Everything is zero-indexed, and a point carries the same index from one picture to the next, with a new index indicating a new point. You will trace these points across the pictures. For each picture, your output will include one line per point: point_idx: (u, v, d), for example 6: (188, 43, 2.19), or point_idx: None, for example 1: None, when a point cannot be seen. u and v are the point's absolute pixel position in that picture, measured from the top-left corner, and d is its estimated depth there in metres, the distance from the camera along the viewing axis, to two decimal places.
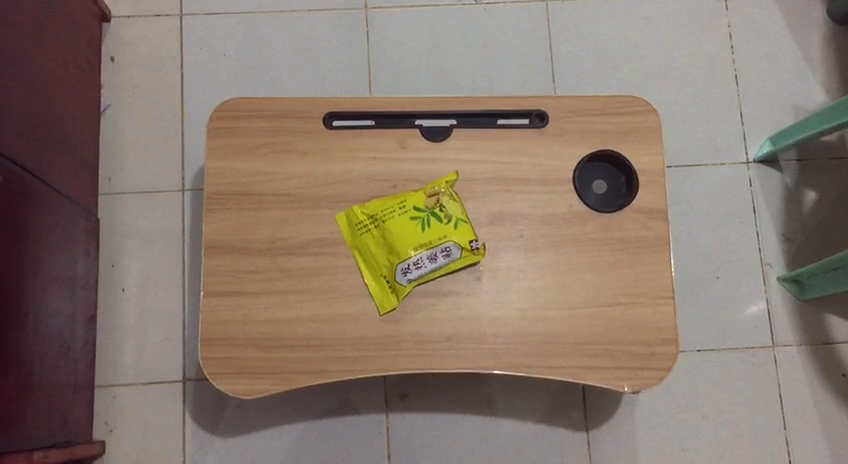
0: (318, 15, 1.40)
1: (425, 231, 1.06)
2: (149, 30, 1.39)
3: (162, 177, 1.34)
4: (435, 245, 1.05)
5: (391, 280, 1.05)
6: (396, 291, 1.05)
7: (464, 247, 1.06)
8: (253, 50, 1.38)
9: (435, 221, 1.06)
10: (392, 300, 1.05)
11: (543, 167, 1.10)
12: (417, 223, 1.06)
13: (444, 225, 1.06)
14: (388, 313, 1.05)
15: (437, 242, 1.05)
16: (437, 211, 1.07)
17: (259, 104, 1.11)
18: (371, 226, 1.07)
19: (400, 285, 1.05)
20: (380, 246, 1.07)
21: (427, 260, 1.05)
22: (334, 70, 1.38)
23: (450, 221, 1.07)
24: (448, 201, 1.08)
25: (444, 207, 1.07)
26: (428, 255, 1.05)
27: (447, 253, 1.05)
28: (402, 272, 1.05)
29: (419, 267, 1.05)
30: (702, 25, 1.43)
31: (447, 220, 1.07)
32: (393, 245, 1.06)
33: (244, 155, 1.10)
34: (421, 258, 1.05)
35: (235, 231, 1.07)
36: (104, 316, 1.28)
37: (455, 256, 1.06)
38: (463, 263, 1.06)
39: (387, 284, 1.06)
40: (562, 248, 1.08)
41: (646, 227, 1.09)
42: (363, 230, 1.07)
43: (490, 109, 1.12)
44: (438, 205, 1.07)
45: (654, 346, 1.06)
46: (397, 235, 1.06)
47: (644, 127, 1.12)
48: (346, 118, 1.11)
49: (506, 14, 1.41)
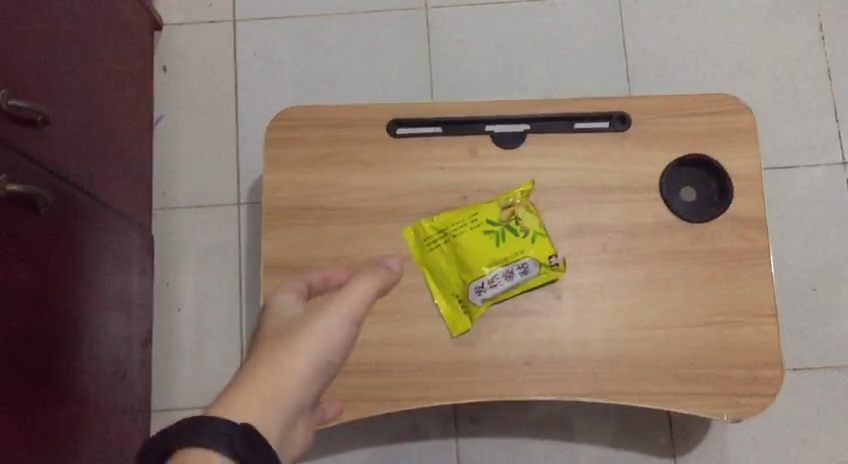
0: (376, 16, 1.32)
1: (500, 246, 0.98)
2: (201, 37, 1.33)
3: (218, 191, 1.28)
4: (511, 261, 0.98)
5: (464, 299, 0.98)
6: (470, 312, 0.98)
7: (541, 263, 0.98)
8: (309, 54, 1.31)
9: (510, 235, 0.99)
10: (466, 322, 0.98)
11: (626, 174, 1.02)
12: (492, 238, 0.99)
13: (520, 239, 0.99)
14: (461, 335, 0.98)
15: (513, 258, 0.98)
16: (514, 224, 0.99)
17: (318, 113, 1.04)
18: (442, 242, 1.00)
19: (475, 304, 0.97)
20: (451, 262, 0.99)
21: (503, 278, 0.97)
22: (394, 74, 1.30)
23: (526, 234, 0.99)
24: (524, 213, 1.00)
25: (520, 219, 0.99)
26: (503, 272, 0.97)
27: (524, 269, 0.98)
28: (477, 291, 0.97)
29: (494, 286, 0.97)
30: (790, 14, 1.31)
31: (523, 234, 0.99)
32: (466, 261, 0.98)
33: (304, 167, 1.03)
34: (496, 275, 0.97)
35: (297, 248, 1.01)
36: (160, 337, 1.23)
37: (533, 273, 0.98)
38: (542, 282, 0.98)
39: (460, 304, 0.98)
40: (649, 262, 0.99)
41: (741, 238, 0.99)
42: (433, 245, 1.00)
43: (567, 111, 1.04)
44: (514, 217, 1.00)
45: (755, 370, 0.96)
46: (470, 250, 0.98)
47: (736, 128, 1.02)
48: (411, 125, 1.04)
49: (575, 9, 1.32)
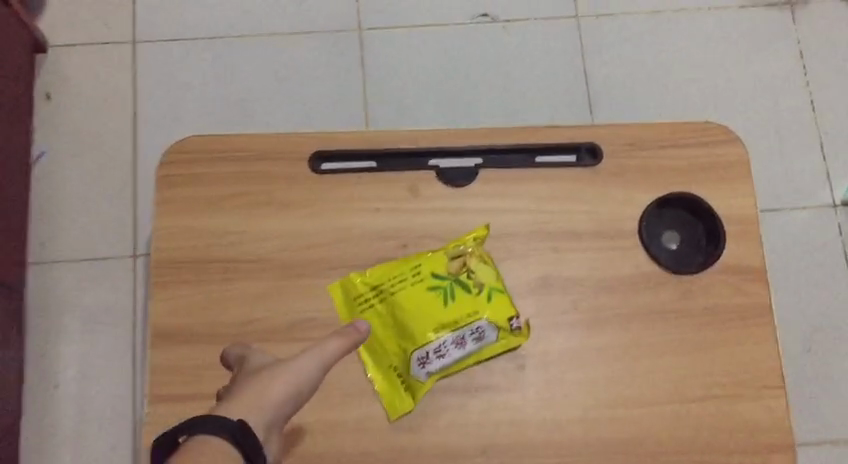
0: (302, 38, 1.14)
1: (448, 305, 0.79)
2: (94, 60, 1.13)
3: (109, 241, 1.07)
4: (462, 325, 0.79)
5: (404, 374, 0.78)
6: (412, 389, 0.78)
7: (500, 327, 0.79)
8: (222, 81, 1.12)
9: (460, 292, 0.80)
10: (407, 402, 0.78)
11: (598, 217, 0.84)
12: (438, 295, 0.80)
13: (472, 296, 0.80)
14: (400, 418, 0.78)
15: (464, 320, 0.79)
16: (465, 278, 0.81)
17: (224, 144, 0.85)
18: (376, 302, 0.81)
19: (418, 380, 0.78)
20: (388, 328, 0.80)
21: (452, 346, 0.78)
22: (322, 104, 1.12)
23: (480, 290, 0.80)
24: (477, 265, 0.81)
25: (472, 271, 0.81)
26: (453, 338, 0.78)
27: (479, 334, 0.79)
28: (420, 364, 0.78)
29: (441, 356, 0.78)
30: (767, 41, 1.17)
31: (476, 291, 0.80)
32: (406, 326, 0.79)
33: (206, 210, 0.83)
34: (444, 343, 0.78)
35: (194, 310, 0.80)
36: (30, 421, 1.00)
37: (489, 339, 0.79)
38: (500, 350, 0.79)
39: (399, 380, 0.78)
40: (630, 323, 0.81)
41: (738, 292, 0.82)
42: (364, 306, 0.81)
43: (527, 142, 0.86)
44: (465, 269, 0.81)
45: (763, 455, 0.78)
46: (411, 312, 0.79)
47: (727, 162, 0.86)
48: (338, 159, 0.85)
49: (529, 33, 1.16)
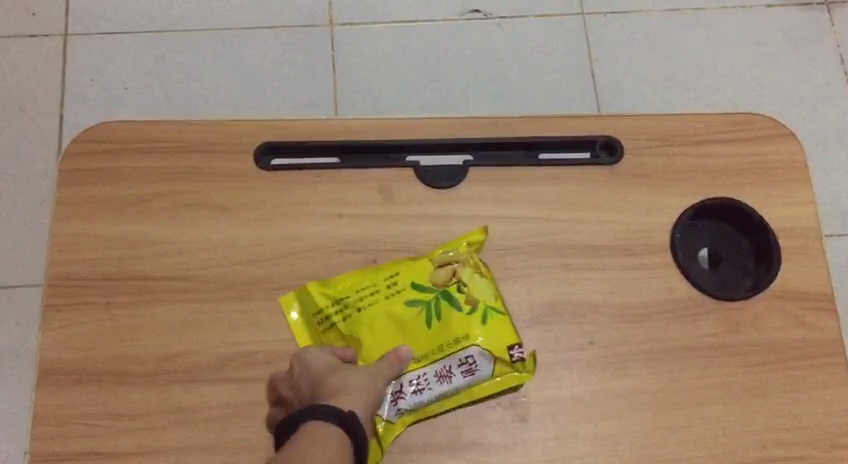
0: (263, 33, 0.98)
1: (430, 329, 0.62)
2: (18, 56, 0.96)
3: (15, 266, 0.88)
4: (448, 354, 0.61)
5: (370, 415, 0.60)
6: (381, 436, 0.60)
7: (495, 358, 0.61)
8: (168, 81, 0.96)
9: (447, 309, 0.62)
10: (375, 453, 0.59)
11: (619, 227, 0.67)
12: (417, 315, 0.62)
13: (462, 316, 0.62)
14: None
15: (449, 349, 0.61)
16: (453, 292, 0.63)
17: (147, 132, 0.67)
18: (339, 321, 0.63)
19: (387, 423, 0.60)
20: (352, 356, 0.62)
21: (432, 379, 0.61)
22: (285, 107, 0.95)
23: (473, 308, 0.62)
24: (470, 275, 0.63)
25: (464, 284, 0.63)
26: (435, 369, 0.61)
27: (468, 366, 0.61)
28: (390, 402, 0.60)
29: (417, 391, 0.61)
30: (802, 44, 1.02)
31: (468, 309, 0.62)
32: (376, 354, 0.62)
33: (119, 214, 0.65)
34: (422, 375, 0.61)
35: (97, 341, 0.61)
36: None
37: (482, 374, 0.61)
38: (496, 389, 0.61)
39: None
40: (662, 361, 0.63)
41: (800, 323, 0.64)
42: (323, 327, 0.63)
43: (529, 133, 0.69)
44: (454, 281, 0.63)
45: None
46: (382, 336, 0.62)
47: (777, 162, 0.69)
48: (292, 153, 0.68)
49: (527, 31, 1.00)
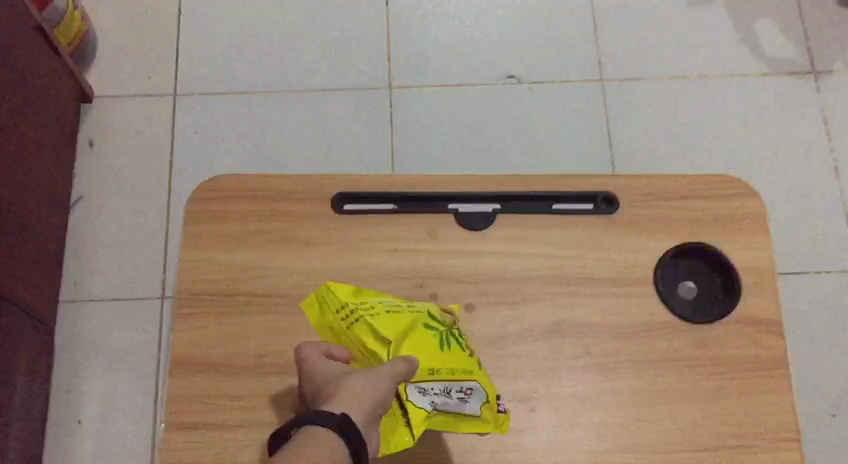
0: (334, 94, 1.19)
1: (444, 351, 0.73)
2: (136, 111, 1.18)
3: (138, 281, 1.10)
4: (456, 380, 0.72)
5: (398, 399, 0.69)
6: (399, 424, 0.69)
7: (489, 398, 0.73)
8: (257, 133, 1.17)
9: (452, 344, 0.74)
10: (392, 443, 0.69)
11: (614, 264, 0.85)
12: (433, 338, 0.73)
13: (462, 354, 0.74)
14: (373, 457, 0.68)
15: (461, 373, 0.72)
16: (453, 335, 0.75)
17: (251, 183, 0.88)
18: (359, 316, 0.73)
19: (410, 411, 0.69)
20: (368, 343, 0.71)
21: (444, 393, 0.71)
22: (351, 156, 1.16)
23: (469, 352, 0.75)
24: (461, 334, 0.77)
25: (460, 335, 0.76)
26: (445, 387, 0.71)
27: (468, 395, 0.72)
28: (419, 393, 0.70)
29: (432, 397, 0.70)
30: (791, 107, 1.19)
31: (466, 351, 0.75)
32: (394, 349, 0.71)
33: (230, 246, 0.86)
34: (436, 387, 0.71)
35: (213, 342, 0.82)
36: (51, 454, 1.02)
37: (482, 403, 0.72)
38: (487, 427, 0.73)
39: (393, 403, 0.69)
40: (642, 369, 0.81)
41: (754, 343, 0.82)
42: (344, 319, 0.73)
43: (544, 190, 0.88)
44: (453, 329, 0.76)
45: None
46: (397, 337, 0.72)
47: (743, 215, 0.87)
48: (361, 201, 0.88)
49: (554, 94, 1.19)
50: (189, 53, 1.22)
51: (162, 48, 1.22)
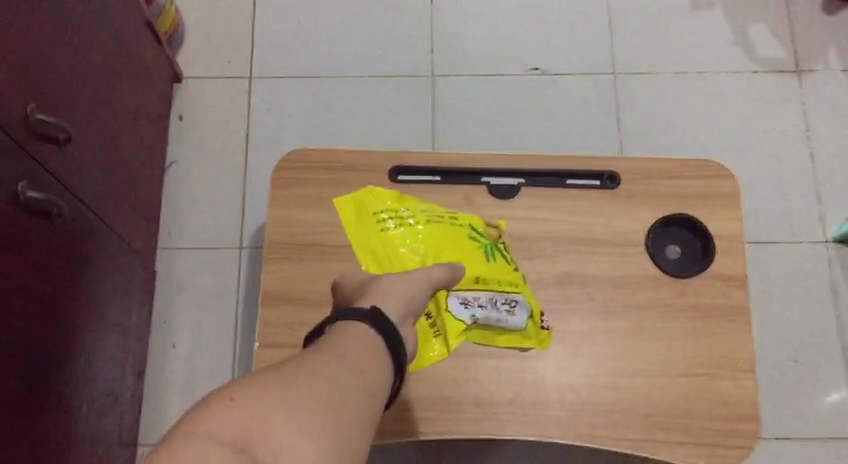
0: (386, 80, 1.40)
1: (487, 265, 1.02)
2: (219, 91, 1.40)
3: (222, 234, 1.33)
4: (501, 294, 1.00)
5: (447, 310, 0.98)
6: (446, 331, 0.98)
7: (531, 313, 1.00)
8: (320, 112, 1.38)
9: (498, 263, 1.02)
10: (433, 346, 0.98)
11: (614, 229, 1.06)
12: (481, 257, 1.02)
13: (506, 270, 1.02)
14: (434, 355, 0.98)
15: (505, 288, 1.01)
16: (499, 256, 1.03)
17: (324, 157, 1.09)
18: (398, 222, 1.04)
19: (455, 322, 0.98)
20: (408, 245, 1.03)
21: (489, 306, 0.99)
22: (399, 133, 1.37)
23: (513, 268, 1.03)
24: (507, 250, 1.04)
25: (508, 253, 1.04)
26: (491, 300, 1.00)
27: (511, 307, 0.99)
28: (462, 306, 0.99)
29: (477, 308, 0.99)
30: (776, 101, 1.38)
31: (510, 266, 1.03)
32: (438, 255, 1.02)
33: (308, 206, 1.06)
34: (482, 300, 0.99)
35: (295, 281, 1.02)
36: (152, 372, 1.26)
37: (520, 321, 0.99)
38: (508, 344, 1.00)
39: (442, 311, 0.98)
40: (632, 313, 1.02)
41: (723, 295, 1.03)
42: (384, 222, 1.04)
43: (560, 168, 1.09)
44: (502, 251, 1.04)
45: (732, 422, 0.98)
46: (439, 246, 1.03)
47: (720, 193, 1.08)
48: (412, 172, 1.09)
49: (573, 84, 1.40)
50: (263, 42, 1.43)
51: (239, 37, 1.43)
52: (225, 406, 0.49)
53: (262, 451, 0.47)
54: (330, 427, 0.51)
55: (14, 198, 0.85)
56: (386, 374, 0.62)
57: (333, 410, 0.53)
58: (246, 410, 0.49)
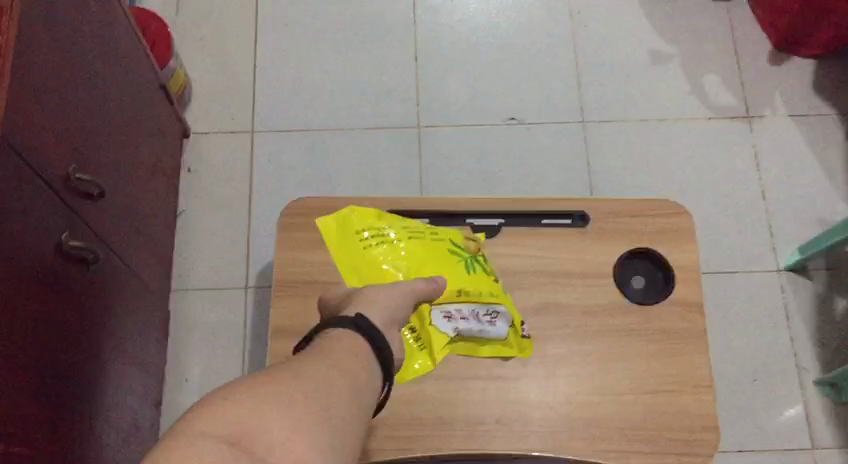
0: (376, 132, 1.54)
1: (468, 277, 1.08)
2: (223, 146, 1.53)
3: (229, 275, 1.44)
4: (483, 305, 1.07)
5: (432, 324, 1.03)
6: (430, 344, 1.05)
7: (511, 321, 1.08)
8: (316, 162, 1.52)
9: (477, 273, 1.09)
10: (417, 357, 1.06)
11: (586, 262, 1.17)
12: (462, 268, 1.08)
13: (485, 280, 1.09)
14: (415, 368, 1.06)
15: (486, 298, 1.07)
16: (478, 266, 1.10)
17: (324, 203, 1.18)
18: (379, 239, 1.07)
19: (440, 335, 1.04)
20: (390, 261, 1.05)
21: (472, 317, 1.06)
22: (389, 179, 1.50)
23: (491, 277, 1.10)
24: (483, 262, 1.12)
25: (484, 263, 1.12)
26: (473, 311, 1.06)
27: (492, 317, 1.07)
28: (445, 319, 1.04)
29: (461, 320, 1.05)
30: (729, 145, 1.53)
31: (488, 276, 1.10)
32: (420, 270, 1.05)
33: (311, 247, 1.15)
34: (465, 312, 1.05)
35: (299, 316, 1.10)
36: (167, 404, 1.36)
37: (501, 329, 1.07)
38: (494, 353, 1.09)
39: (425, 325, 1.04)
40: (604, 337, 1.13)
41: (684, 319, 1.14)
42: (366, 240, 1.07)
43: (536, 208, 1.20)
44: (478, 260, 1.11)
45: (695, 432, 1.07)
46: (420, 260, 1.06)
47: (679, 228, 1.19)
48: (403, 215, 1.19)
49: (546, 132, 1.54)
50: (263, 99, 1.56)
51: (241, 96, 1.57)
52: (218, 405, 0.52)
53: (254, 445, 0.50)
54: (319, 419, 0.55)
55: (58, 247, 0.97)
56: (375, 377, 0.66)
57: (323, 408, 0.56)
58: (237, 408, 0.52)
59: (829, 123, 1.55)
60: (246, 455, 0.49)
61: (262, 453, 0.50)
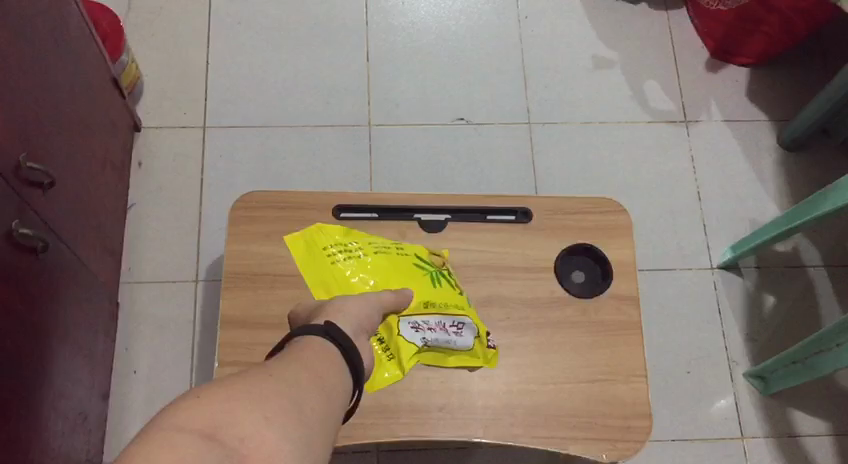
0: (327, 129, 1.57)
1: (435, 290, 1.12)
2: (174, 140, 1.54)
3: (178, 269, 1.46)
4: (451, 317, 1.10)
5: (400, 333, 1.06)
6: (398, 353, 1.07)
7: (478, 334, 1.12)
8: (268, 158, 1.54)
9: (444, 286, 1.13)
10: (387, 367, 1.08)
11: (528, 257, 1.21)
12: (429, 282, 1.12)
13: (452, 293, 1.13)
14: (384, 379, 1.08)
15: (454, 310, 1.11)
16: (445, 280, 1.14)
17: (274, 197, 1.20)
18: (347, 255, 1.14)
19: (408, 343, 1.06)
20: (358, 275, 1.11)
21: (439, 328, 1.09)
22: (339, 175, 1.53)
23: (458, 291, 1.14)
24: (450, 275, 1.16)
25: (451, 276, 1.16)
26: (441, 323, 1.09)
27: (460, 329, 1.10)
28: (412, 329, 1.07)
29: (428, 331, 1.08)
30: (667, 147, 1.60)
31: (455, 289, 1.14)
32: (386, 282, 1.11)
33: (261, 240, 1.17)
34: (433, 323, 1.09)
35: (249, 307, 1.12)
36: (114, 396, 1.37)
37: (469, 341, 1.10)
38: (460, 364, 1.12)
39: (394, 335, 1.06)
40: (545, 329, 1.17)
41: (620, 312, 1.19)
42: (334, 254, 1.13)
43: (481, 205, 1.24)
44: (446, 274, 1.15)
45: (629, 420, 1.12)
46: (386, 274, 1.11)
47: (616, 225, 1.25)
48: (352, 210, 1.22)
49: (493, 132, 1.58)
50: (216, 95, 1.58)
51: (193, 92, 1.58)
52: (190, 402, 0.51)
53: (228, 438, 0.49)
54: (292, 418, 0.54)
55: (8, 235, 0.98)
56: (346, 385, 0.64)
57: (296, 408, 0.55)
58: (212, 405, 0.51)
59: (760, 129, 1.62)
60: (221, 447, 0.48)
61: (239, 446, 0.49)
